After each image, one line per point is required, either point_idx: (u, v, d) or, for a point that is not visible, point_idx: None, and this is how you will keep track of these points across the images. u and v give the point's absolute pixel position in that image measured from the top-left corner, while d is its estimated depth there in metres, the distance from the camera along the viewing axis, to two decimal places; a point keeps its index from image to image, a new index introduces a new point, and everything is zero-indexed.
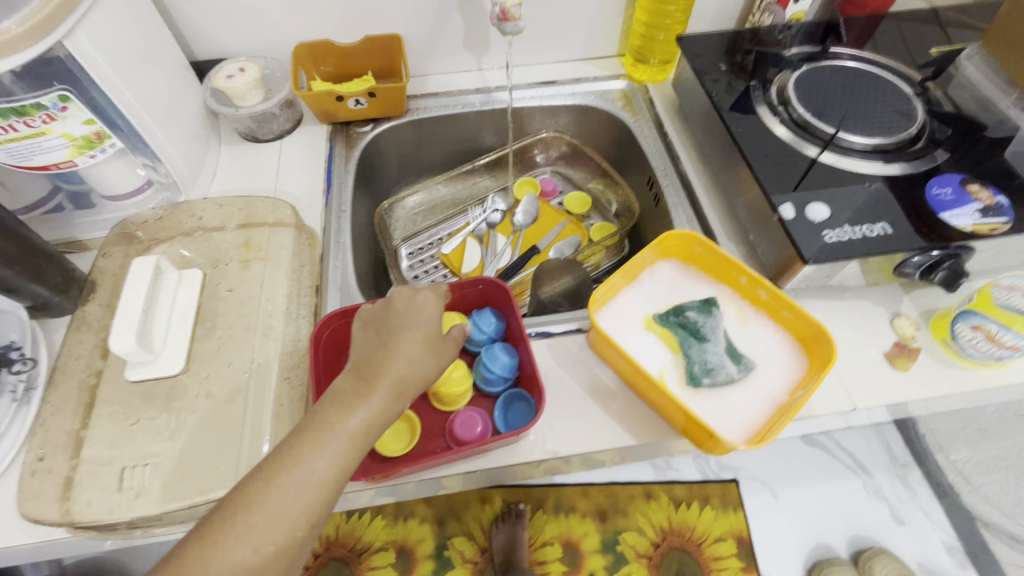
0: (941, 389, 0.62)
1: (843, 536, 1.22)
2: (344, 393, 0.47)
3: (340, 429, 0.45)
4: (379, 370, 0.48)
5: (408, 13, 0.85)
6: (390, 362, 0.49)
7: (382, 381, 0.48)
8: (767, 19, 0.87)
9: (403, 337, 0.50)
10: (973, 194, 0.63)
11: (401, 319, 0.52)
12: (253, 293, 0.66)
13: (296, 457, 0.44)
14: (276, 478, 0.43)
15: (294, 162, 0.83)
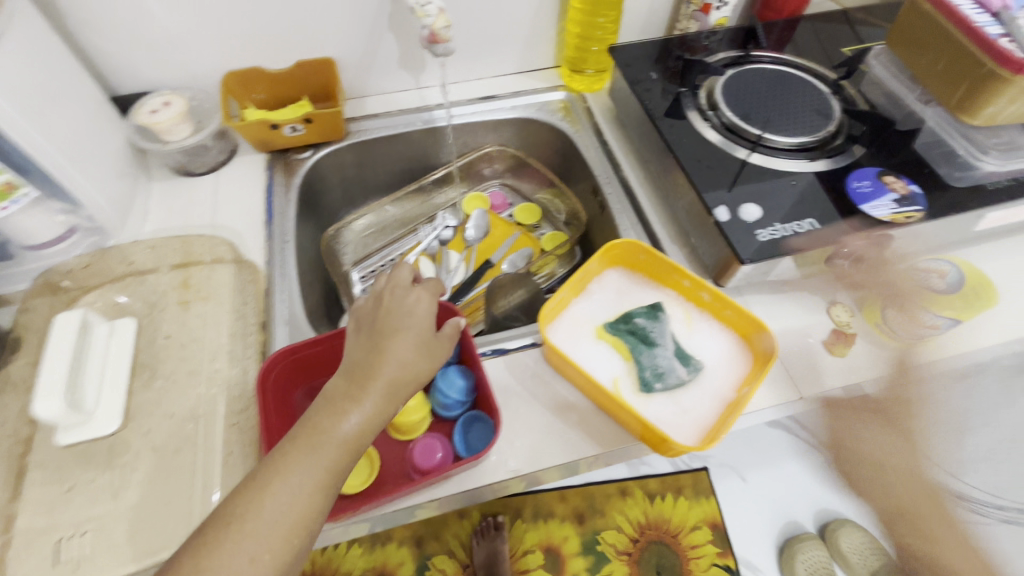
0: (877, 371, 0.65)
1: (809, 512, 1.27)
2: (337, 397, 0.46)
3: (333, 434, 0.45)
4: (372, 372, 0.47)
5: (340, 37, 0.83)
6: (384, 363, 0.48)
7: (374, 385, 0.47)
8: (693, 26, 0.91)
9: (394, 336, 0.50)
10: (889, 185, 0.67)
11: (393, 319, 0.51)
12: (195, 335, 0.64)
13: (284, 467, 0.43)
14: (271, 486, 0.42)
15: (231, 195, 0.80)
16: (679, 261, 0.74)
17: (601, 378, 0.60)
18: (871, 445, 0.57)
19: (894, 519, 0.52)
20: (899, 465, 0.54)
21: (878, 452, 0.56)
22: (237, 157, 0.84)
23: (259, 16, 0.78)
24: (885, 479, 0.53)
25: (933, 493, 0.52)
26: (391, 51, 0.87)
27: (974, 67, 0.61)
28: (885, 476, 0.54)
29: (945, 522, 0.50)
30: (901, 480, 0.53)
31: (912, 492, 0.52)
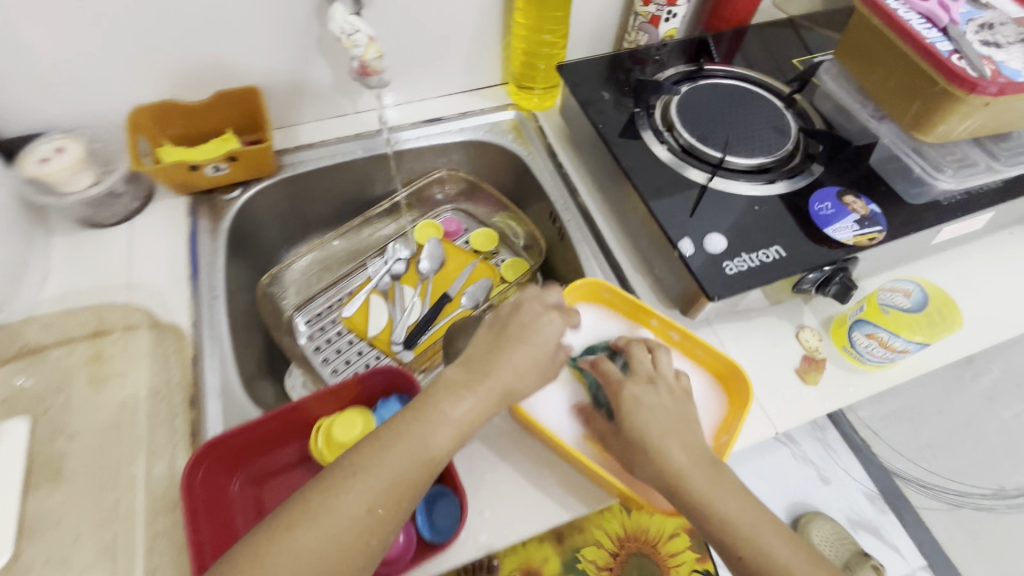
0: (848, 397, 0.64)
1: (782, 505, 1.26)
2: (460, 393, 0.48)
3: (444, 423, 0.47)
4: (495, 368, 0.49)
5: (264, 63, 0.75)
6: (504, 367, 0.50)
7: (492, 385, 0.49)
8: (642, 38, 0.86)
9: (522, 341, 0.51)
10: (850, 206, 0.66)
11: (519, 331, 0.52)
12: (106, 425, 0.55)
13: (396, 443, 0.46)
14: (380, 453, 0.45)
15: (148, 247, 0.71)
16: (645, 292, 0.70)
17: (569, 434, 0.57)
18: (654, 405, 0.51)
19: (670, 492, 0.48)
20: (667, 419, 0.51)
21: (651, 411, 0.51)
22: (154, 201, 0.75)
23: (167, 43, 0.69)
24: (653, 440, 0.49)
25: (710, 460, 0.49)
26: (323, 76, 0.79)
27: (928, 86, 0.60)
28: (661, 439, 0.50)
29: (717, 481, 0.48)
30: (663, 441, 0.49)
31: (675, 454, 0.49)
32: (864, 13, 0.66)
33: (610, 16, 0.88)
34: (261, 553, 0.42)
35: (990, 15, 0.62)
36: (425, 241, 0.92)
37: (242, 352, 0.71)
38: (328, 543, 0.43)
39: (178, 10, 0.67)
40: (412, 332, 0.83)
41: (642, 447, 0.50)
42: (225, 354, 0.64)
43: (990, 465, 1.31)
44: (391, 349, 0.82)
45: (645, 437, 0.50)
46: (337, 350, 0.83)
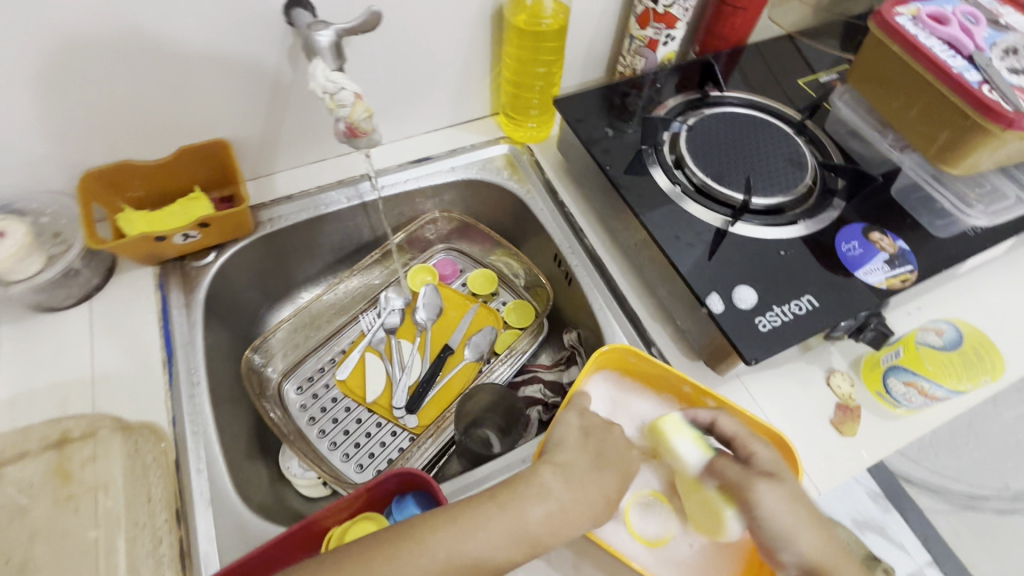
0: (890, 446, 0.60)
1: None
2: (555, 506, 0.45)
3: (522, 520, 0.44)
4: (588, 478, 0.47)
5: (232, 114, 0.68)
6: (585, 485, 0.47)
7: (582, 494, 0.46)
8: (639, 63, 0.81)
9: (622, 461, 0.50)
10: (877, 244, 0.62)
11: (611, 446, 0.50)
12: (76, 556, 0.50)
13: (476, 526, 0.43)
14: (458, 529, 0.43)
15: (114, 330, 0.63)
16: (666, 344, 0.66)
17: (618, 533, 0.53)
18: (777, 484, 0.46)
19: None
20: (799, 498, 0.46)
21: (781, 492, 0.46)
22: (117, 275, 0.67)
23: (119, 100, 0.61)
24: (793, 526, 0.44)
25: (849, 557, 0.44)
26: (299, 122, 0.72)
27: (958, 118, 0.57)
28: (799, 531, 0.44)
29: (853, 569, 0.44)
30: (803, 527, 0.44)
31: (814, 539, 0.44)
32: (881, 39, 0.62)
33: (604, 39, 0.83)
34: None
35: (1014, 39, 0.58)
36: (418, 288, 0.86)
37: (229, 438, 0.64)
38: None
39: (129, 64, 0.59)
40: (413, 393, 0.78)
41: (782, 541, 0.44)
42: (211, 452, 0.57)
43: (993, 464, 1.32)
44: (392, 414, 0.77)
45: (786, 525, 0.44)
46: (334, 418, 0.77)
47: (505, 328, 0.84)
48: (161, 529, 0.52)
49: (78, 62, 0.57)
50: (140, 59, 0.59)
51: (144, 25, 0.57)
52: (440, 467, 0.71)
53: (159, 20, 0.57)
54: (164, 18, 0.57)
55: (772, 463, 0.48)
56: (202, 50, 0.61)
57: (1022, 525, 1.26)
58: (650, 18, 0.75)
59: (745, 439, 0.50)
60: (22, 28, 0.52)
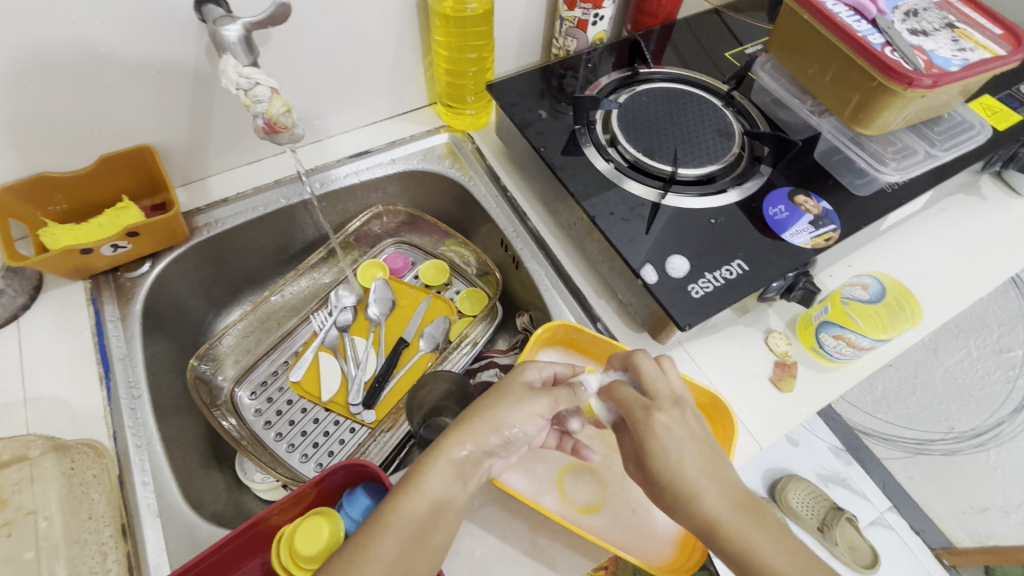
0: (824, 399, 0.64)
1: (759, 475, 1.28)
2: (457, 456, 0.46)
3: (431, 484, 0.44)
4: (479, 418, 0.48)
5: (155, 118, 0.66)
6: (484, 433, 0.47)
7: (480, 436, 0.47)
8: (572, 44, 0.81)
9: (520, 392, 0.50)
10: (802, 207, 0.65)
11: (510, 390, 0.51)
12: None
13: (396, 503, 0.43)
14: (378, 528, 0.43)
15: (45, 351, 0.61)
16: (611, 319, 0.67)
17: (553, 499, 0.55)
18: (666, 445, 0.44)
19: (707, 537, 0.43)
20: (684, 464, 0.44)
21: (669, 458, 0.44)
22: (44, 293, 0.65)
23: (28, 112, 0.59)
24: (679, 493, 0.43)
25: (747, 503, 0.43)
26: (228, 123, 0.71)
27: (865, 80, 0.59)
28: (693, 481, 0.43)
29: (758, 523, 0.42)
30: (693, 488, 0.43)
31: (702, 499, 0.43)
32: (793, 5, 0.63)
33: (536, 22, 0.83)
34: None
35: (913, 1, 0.62)
36: (370, 283, 0.85)
37: (180, 449, 0.63)
38: None
39: (34, 76, 0.56)
40: (369, 389, 0.77)
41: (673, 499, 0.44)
42: (157, 466, 0.56)
43: (937, 410, 1.38)
44: (350, 411, 0.76)
45: (666, 494, 0.44)
46: (290, 420, 0.76)
47: (459, 316, 0.84)
48: (107, 543, 0.51)
49: None
50: (48, 70, 0.57)
51: (45, 32, 0.54)
52: (401, 460, 0.70)
53: (60, 26, 0.54)
54: (64, 24, 0.54)
55: (655, 432, 0.45)
56: (116, 60, 0.59)
57: (966, 464, 1.34)
58: None
59: (638, 413, 0.46)
60: None
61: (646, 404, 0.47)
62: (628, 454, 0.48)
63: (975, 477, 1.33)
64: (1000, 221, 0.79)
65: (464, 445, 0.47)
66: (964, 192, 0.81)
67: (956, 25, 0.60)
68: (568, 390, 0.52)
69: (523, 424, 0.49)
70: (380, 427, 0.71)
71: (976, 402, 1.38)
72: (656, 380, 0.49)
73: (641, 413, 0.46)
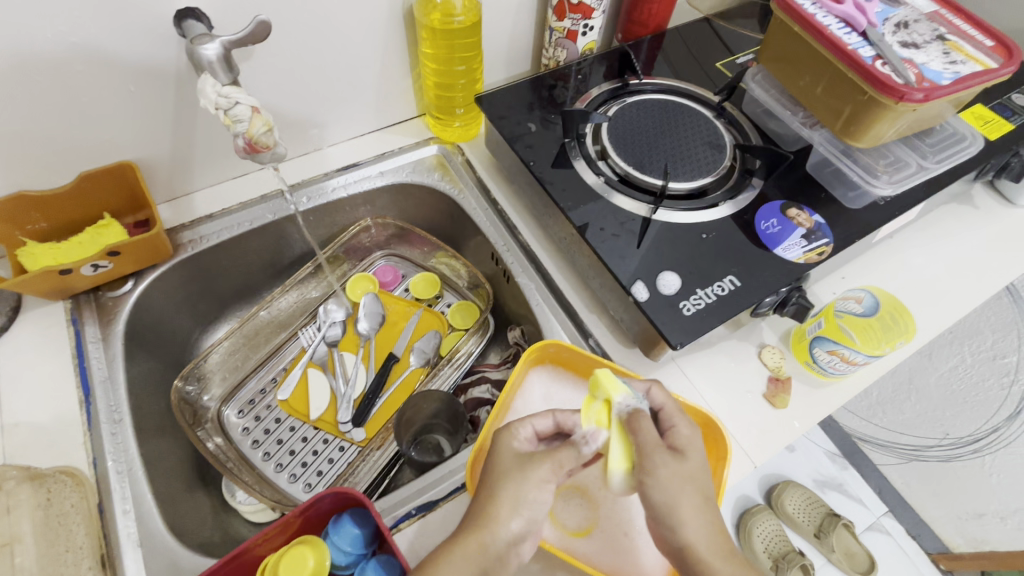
0: (818, 414, 0.63)
1: (755, 481, 1.27)
2: (479, 550, 0.42)
3: None
4: (499, 503, 0.44)
5: (138, 134, 0.65)
6: (505, 519, 0.43)
7: (498, 527, 0.43)
8: (562, 54, 0.80)
9: (523, 462, 0.46)
10: (794, 220, 0.64)
11: (510, 465, 0.47)
12: None
13: None
14: None
15: (23, 373, 0.60)
16: (603, 335, 0.67)
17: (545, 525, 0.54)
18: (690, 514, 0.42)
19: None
20: (695, 520, 0.42)
21: (689, 515, 0.42)
22: (23, 313, 0.63)
23: (4, 130, 0.57)
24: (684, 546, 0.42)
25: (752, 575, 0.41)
26: (212, 139, 0.70)
27: (856, 93, 0.59)
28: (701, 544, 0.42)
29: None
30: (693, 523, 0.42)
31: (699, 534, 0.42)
32: (782, 18, 0.63)
33: (525, 32, 0.82)
34: None
35: (904, 13, 0.61)
36: (360, 298, 0.83)
37: (165, 472, 0.62)
38: None
39: (10, 94, 0.55)
40: (358, 406, 0.76)
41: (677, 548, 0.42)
42: (138, 493, 0.55)
43: (933, 415, 1.38)
44: (339, 429, 0.75)
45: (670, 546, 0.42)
46: (277, 440, 0.75)
47: (450, 330, 0.83)
48: None
49: None
50: (27, 88, 0.56)
51: (22, 51, 0.53)
52: (391, 478, 0.69)
53: (35, 41, 0.53)
54: (41, 41, 0.53)
55: (684, 486, 0.43)
56: (96, 77, 0.58)
57: (962, 469, 1.34)
58: (566, 9, 0.75)
59: (670, 454, 0.45)
60: None
61: (676, 445, 0.46)
62: (644, 493, 0.44)
63: (971, 482, 1.33)
64: (993, 231, 0.78)
65: (483, 542, 0.43)
66: (957, 202, 0.81)
67: (947, 36, 0.60)
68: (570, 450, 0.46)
69: (539, 497, 0.45)
70: (370, 446, 0.70)
71: (971, 407, 1.37)
72: (682, 429, 0.48)
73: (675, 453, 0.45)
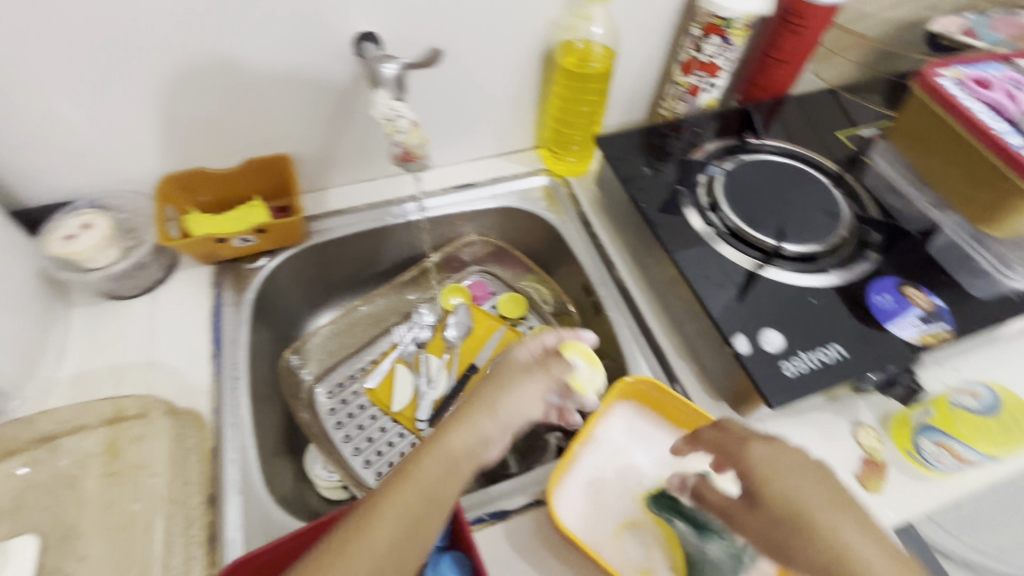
0: (915, 508, 0.59)
1: None
2: (459, 444, 0.50)
3: (421, 474, 0.48)
4: (479, 406, 0.53)
5: (300, 132, 0.74)
6: (482, 422, 0.51)
7: (480, 421, 0.51)
8: (681, 107, 0.84)
9: (515, 371, 0.56)
10: (911, 299, 0.62)
11: (503, 374, 0.56)
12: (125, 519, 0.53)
13: (388, 492, 0.46)
14: (373, 515, 0.45)
15: (170, 322, 0.68)
16: (689, 381, 0.66)
17: (609, 552, 0.54)
18: (787, 476, 0.44)
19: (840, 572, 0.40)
20: (807, 490, 0.43)
21: (788, 488, 0.44)
22: (177, 271, 0.73)
23: (200, 114, 0.68)
24: (807, 515, 0.42)
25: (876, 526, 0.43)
26: (355, 143, 0.78)
27: (998, 178, 0.57)
28: (809, 498, 0.43)
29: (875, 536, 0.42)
30: (820, 510, 0.42)
31: (827, 519, 0.42)
32: (923, 97, 0.63)
33: (648, 83, 0.87)
34: None
35: None
36: (451, 307, 0.89)
37: (263, 432, 0.68)
38: None
39: (213, 85, 0.66)
40: (436, 408, 0.80)
41: (800, 518, 0.42)
42: (246, 446, 0.61)
43: None
44: (415, 426, 0.79)
45: (795, 523, 0.42)
46: (359, 425, 0.79)
47: None
48: (193, 509, 0.55)
49: (172, 82, 0.64)
50: (222, 81, 0.66)
51: (232, 51, 0.63)
52: None
53: (243, 46, 0.63)
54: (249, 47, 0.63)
55: (755, 450, 0.46)
56: (279, 80, 0.67)
57: None
58: (693, 66, 0.79)
59: (732, 445, 0.48)
60: (128, 50, 0.59)
61: (746, 436, 0.48)
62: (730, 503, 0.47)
63: None
64: None
65: (467, 428, 0.51)
66: None
67: None
68: (557, 363, 0.58)
69: (525, 407, 0.54)
70: None
71: None
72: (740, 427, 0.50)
73: (738, 441, 0.48)
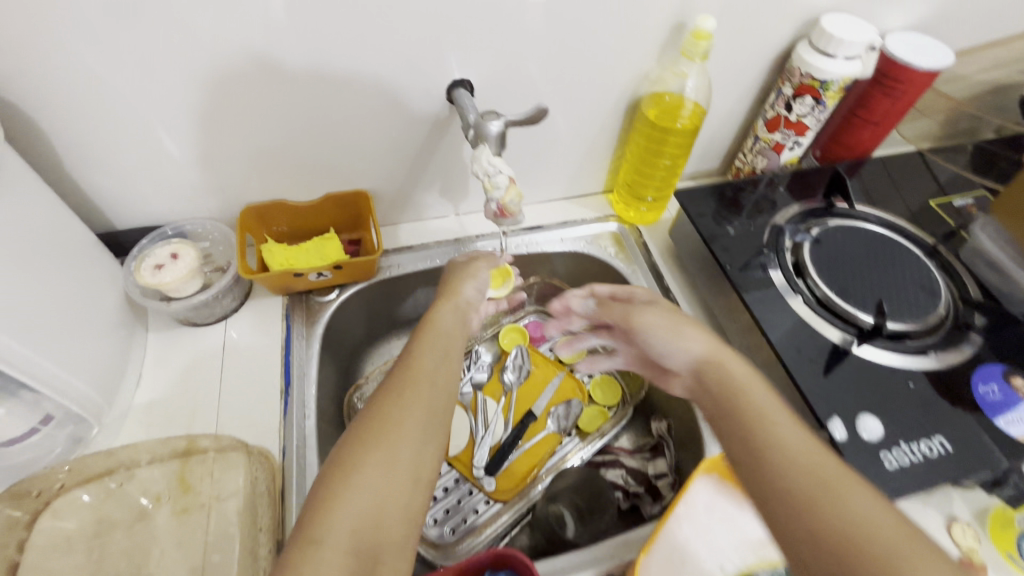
0: None
1: None
2: (436, 328, 0.59)
3: (426, 367, 0.54)
4: (446, 301, 0.63)
5: (381, 169, 0.75)
6: (462, 292, 0.64)
7: (456, 307, 0.62)
8: (760, 162, 0.82)
9: (461, 268, 0.67)
10: (1019, 391, 0.58)
11: (454, 279, 0.65)
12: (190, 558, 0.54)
13: (398, 385, 0.52)
14: (391, 420, 0.49)
15: (242, 352, 0.68)
16: None
17: None
18: (735, 373, 0.52)
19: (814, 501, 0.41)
20: (725, 360, 0.53)
21: (743, 378, 0.51)
22: (251, 300, 0.73)
23: (289, 149, 0.69)
24: (736, 385, 0.51)
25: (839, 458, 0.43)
26: (432, 182, 0.78)
27: None
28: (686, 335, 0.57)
29: (864, 485, 0.41)
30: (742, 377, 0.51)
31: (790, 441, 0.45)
32: None
33: (726, 136, 0.85)
34: (335, 498, 0.43)
35: None
36: (509, 347, 0.87)
37: None
38: (387, 505, 0.44)
39: (307, 123, 0.66)
40: (494, 455, 0.77)
41: (677, 349, 0.57)
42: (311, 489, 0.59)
43: None
44: (473, 473, 0.76)
45: (745, 418, 0.48)
46: None
47: (590, 403, 0.83)
48: (261, 555, 0.54)
49: (269, 120, 0.65)
50: (314, 119, 0.66)
51: (329, 92, 0.64)
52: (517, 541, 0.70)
53: (340, 86, 0.64)
54: (347, 89, 0.64)
55: (653, 315, 0.60)
56: (370, 121, 0.68)
57: None
58: (780, 123, 0.77)
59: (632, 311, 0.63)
60: (233, 87, 0.60)
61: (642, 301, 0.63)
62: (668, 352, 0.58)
63: None
64: None
65: (450, 314, 0.61)
66: None
67: None
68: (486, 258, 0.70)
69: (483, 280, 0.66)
70: None
71: None
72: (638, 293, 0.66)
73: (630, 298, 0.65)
